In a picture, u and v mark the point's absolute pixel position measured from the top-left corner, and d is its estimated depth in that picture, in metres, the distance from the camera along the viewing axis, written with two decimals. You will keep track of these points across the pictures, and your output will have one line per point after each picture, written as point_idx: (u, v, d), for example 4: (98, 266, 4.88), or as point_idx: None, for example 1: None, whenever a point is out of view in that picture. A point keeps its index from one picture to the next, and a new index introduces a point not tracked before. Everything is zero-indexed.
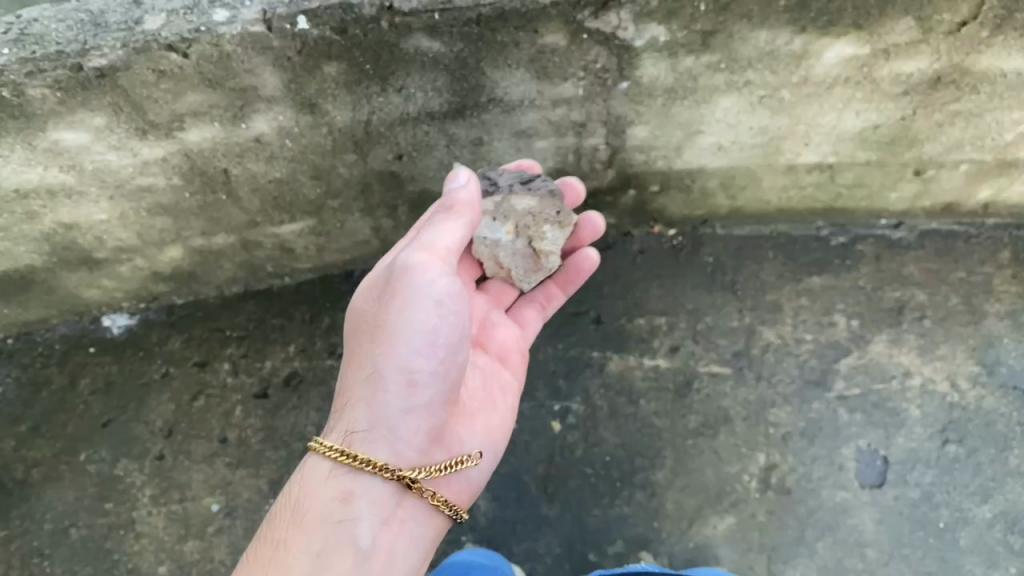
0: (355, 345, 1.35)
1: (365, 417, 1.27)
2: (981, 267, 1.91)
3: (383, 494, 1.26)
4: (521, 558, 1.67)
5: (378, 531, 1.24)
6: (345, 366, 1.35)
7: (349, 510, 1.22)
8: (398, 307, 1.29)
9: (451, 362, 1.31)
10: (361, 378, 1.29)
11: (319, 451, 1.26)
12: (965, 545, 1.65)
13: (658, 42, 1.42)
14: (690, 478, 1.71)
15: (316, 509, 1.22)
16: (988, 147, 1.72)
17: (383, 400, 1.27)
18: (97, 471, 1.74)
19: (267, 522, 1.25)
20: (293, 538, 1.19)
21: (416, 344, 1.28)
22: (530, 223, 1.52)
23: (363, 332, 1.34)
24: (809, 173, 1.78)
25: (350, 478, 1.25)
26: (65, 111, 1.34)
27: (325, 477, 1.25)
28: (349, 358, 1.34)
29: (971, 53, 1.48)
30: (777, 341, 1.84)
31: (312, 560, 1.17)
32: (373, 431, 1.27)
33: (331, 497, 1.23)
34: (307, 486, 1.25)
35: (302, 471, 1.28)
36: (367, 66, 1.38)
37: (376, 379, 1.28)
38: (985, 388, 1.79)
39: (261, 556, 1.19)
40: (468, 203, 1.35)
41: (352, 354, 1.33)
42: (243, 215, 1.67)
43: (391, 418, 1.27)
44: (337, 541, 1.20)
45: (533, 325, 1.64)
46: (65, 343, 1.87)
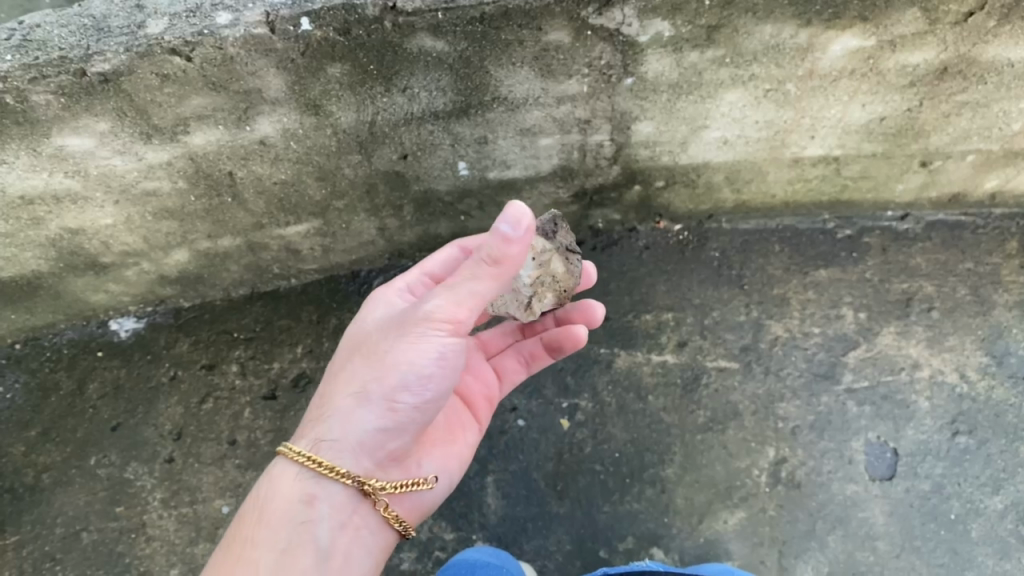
0: (357, 355, 1.29)
1: (339, 428, 1.23)
2: (989, 257, 1.91)
3: (343, 499, 1.25)
4: (531, 556, 1.66)
5: (339, 533, 1.23)
6: (340, 369, 1.30)
7: (312, 512, 1.21)
8: (403, 344, 1.23)
9: (433, 403, 1.28)
10: (348, 391, 1.25)
11: (286, 455, 1.24)
12: (976, 536, 1.65)
13: (662, 37, 1.41)
14: (700, 473, 1.71)
15: (281, 511, 1.20)
16: (995, 138, 1.71)
17: (358, 421, 1.23)
18: (107, 475, 1.74)
19: (235, 524, 1.23)
20: (257, 539, 1.18)
21: (406, 382, 1.23)
22: (547, 283, 1.44)
23: (369, 348, 1.28)
24: (815, 166, 1.78)
25: (314, 481, 1.23)
26: (69, 117, 1.33)
27: (290, 479, 1.23)
28: (347, 364, 1.29)
29: (978, 43, 1.47)
30: (785, 334, 1.84)
31: (276, 559, 1.16)
32: (342, 443, 1.23)
33: (295, 498, 1.21)
34: (273, 488, 1.23)
35: (269, 474, 1.26)
36: (371, 67, 1.37)
37: (360, 398, 1.23)
38: (995, 378, 1.78)
39: (227, 556, 1.17)
40: (513, 269, 1.16)
41: (352, 364, 1.28)
42: (248, 217, 1.67)
43: (363, 439, 1.24)
44: (300, 541, 1.19)
45: (513, 379, 1.62)
46: (73, 348, 1.88)
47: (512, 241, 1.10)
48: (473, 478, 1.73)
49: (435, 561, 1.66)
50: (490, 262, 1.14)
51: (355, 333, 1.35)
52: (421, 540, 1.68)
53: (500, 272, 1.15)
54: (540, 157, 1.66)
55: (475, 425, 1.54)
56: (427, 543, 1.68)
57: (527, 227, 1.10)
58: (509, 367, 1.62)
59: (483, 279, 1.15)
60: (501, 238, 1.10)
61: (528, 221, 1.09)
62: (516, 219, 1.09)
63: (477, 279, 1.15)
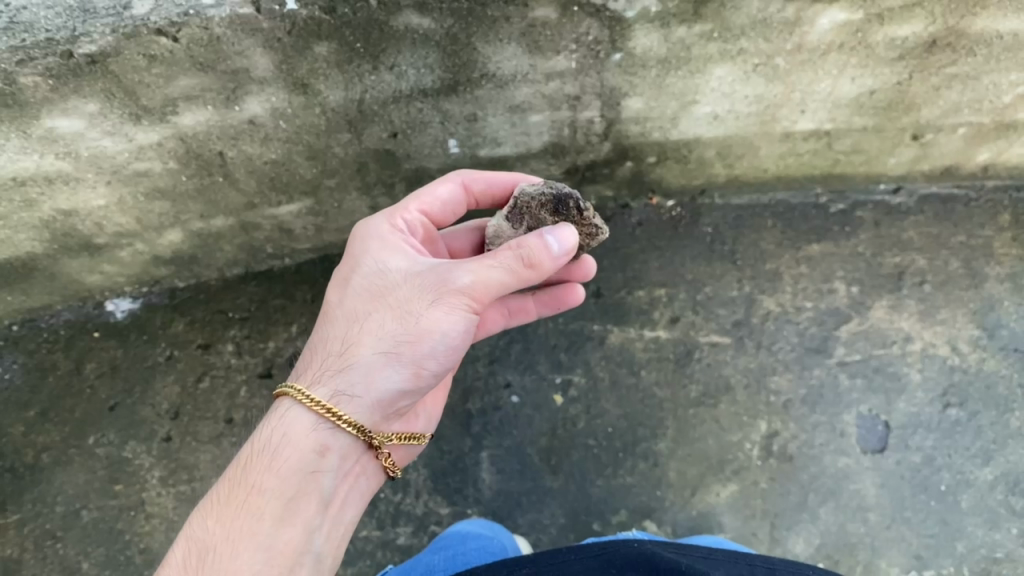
0: (376, 305, 1.22)
1: (362, 384, 1.19)
2: (981, 230, 1.91)
3: (351, 448, 1.22)
4: (526, 529, 1.69)
5: (340, 482, 1.20)
6: (353, 314, 1.23)
7: (322, 462, 1.17)
8: (437, 310, 1.21)
9: (446, 366, 1.29)
10: (373, 345, 1.20)
11: (295, 398, 1.18)
12: (966, 507, 1.67)
13: (649, 12, 1.40)
14: (692, 447, 1.73)
15: (292, 459, 1.15)
16: (986, 110, 1.71)
17: (384, 380, 1.20)
18: (106, 454, 1.76)
19: (235, 463, 1.17)
20: (264, 484, 1.13)
21: (433, 349, 1.22)
22: None
23: (392, 300, 1.22)
24: (806, 140, 1.77)
25: (328, 432, 1.18)
26: (57, 99, 1.33)
27: (302, 425, 1.17)
28: (365, 312, 1.22)
29: (966, 15, 1.46)
30: (776, 309, 1.84)
31: (282, 507, 1.12)
32: (363, 400, 1.19)
33: (307, 445, 1.17)
34: (282, 432, 1.17)
35: (276, 415, 1.19)
36: (357, 44, 1.37)
37: (389, 356, 1.20)
38: (987, 351, 1.79)
39: (229, 498, 1.12)
40: (546, 273, 1.22)
41: (372, 314, 1.21)
42: (240, 197, 1.67)
43: (384, 398, 1.21)
44: (307, 490, 1.15)
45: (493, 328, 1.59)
46: (70, 329, 1.89)
47: (555, 255, 1.19)
48: (468, 454, 1.75)
49: (431, 536, 1.69)
50: (528, 264, 1.19)
51: (364, 273, 1.26)
52: (417, 515, 1.70)
53: (535, 273, 1.21)
54: (530, 134, 1.66)
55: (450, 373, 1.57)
56: (423, 517, 1.70)
57: (569, 249, 1.21)
58: (491, 319, 1.57)
59: (520, 275, 1.20)
60: (547, 247, 1.19)
61: (574, 247, 1.20)
62: (563, 239, 1.20)
63: (513, 274, 1.19)
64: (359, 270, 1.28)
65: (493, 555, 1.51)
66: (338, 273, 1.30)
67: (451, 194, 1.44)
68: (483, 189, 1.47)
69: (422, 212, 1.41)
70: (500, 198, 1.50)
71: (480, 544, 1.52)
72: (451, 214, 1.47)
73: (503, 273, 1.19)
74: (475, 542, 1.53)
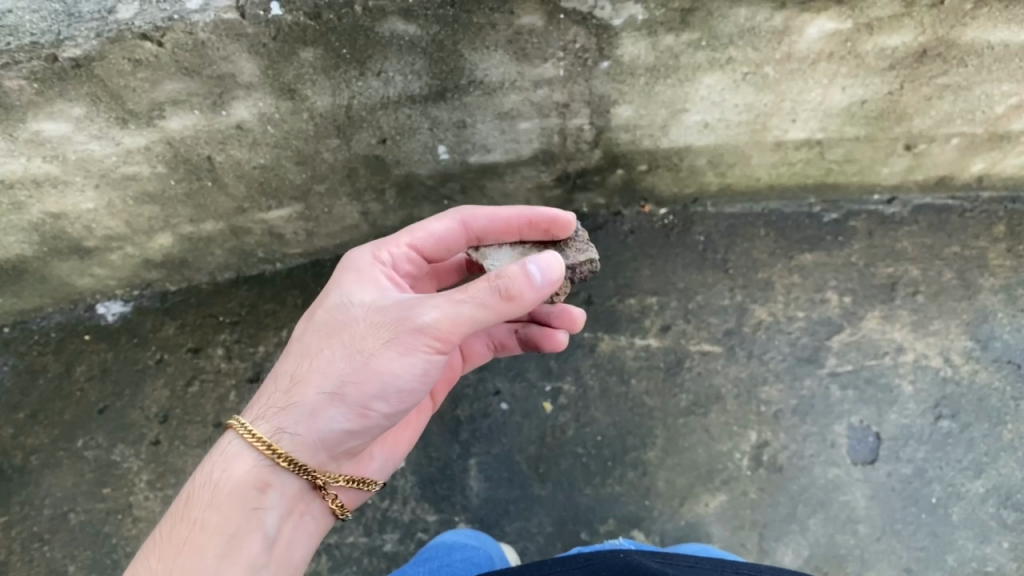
0: (333, 343, 1.20)
1: (304, 423, 1.18)
2: (976, 241, 1.90)
3: (295, 488, 1.23)
4: (513, 538, 1.68)
5: (282, 521, 1.21)
6: (311, 352, 1.22)
7: (264, 499, 1.18)
8: (390, 351, 1.17)
9: (403, 409, 1.25)
10: (321, 384, 1.18)
11: (238, 431, 1.19)
12: (957, 520, 1.65)
13: (636, 20, 1.40)
14: (681, 456, 1.72)
15: (233, 495, 1.15)
16: (978, 121, 1.70)
17: (327, 420, 1.18)
18: (94, 457, 1.76)
19: (178, 500, 1.17)
20: (205, 521, 1.13)
21: (383, 391, 1.19)
22: None
23: (349, 339, 1.20)
24: (798, 149, 1.77)
25: (269, 469, 1.19)
26: (43, 102, 1.33)
27: (243, 461, 1.18)
28: (320, 348, 1.21)
29: (956, 25, 1.46)
30: (768, 318, 1.84)
31: (225, 544, 1.12)
32: (304, 439, 1.18)
33: (249, 483, 1.17)
34: (224, 468, 1.18)
35: (219, 451, 1.20)
36: (343, 50, 1.37)
37: (334, 396, 1.18)
38: (979, 363, 1.78)
39: (171, 537, 1.12)
40: (526, 307, 1.13)
41: (325, 351, 1.20)
42: (230, 202, 1.68)
43: (327, 438, 1.20)
44: (249, 528, 1.15)
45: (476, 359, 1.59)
46: (61, 331, 1.89)
47: (533, 284, 1.11)
48: (456, 461, 1.74)
49: (418, 543, 1.68)
50: (502, 297, 1.11)
51: (331, 307, 1.26)
52: (403, 522, 1.69)
53: (514, 308, 1.12)
54: (520, 141, 1.66)
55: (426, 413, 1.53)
56: (410, 524, 1.69)
57: (553, 279, 1.12)
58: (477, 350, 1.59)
59: (485, 313, 1.12)
60: (527, 277, 1.10)
61: (559, 279, 1.12)
62: (545, 269, 1.11)
63: (477, 312, 1.12)
64: (328, 303, 1.28)
65: (478, 566, 1.50)
66: (312, 304, 1.31)
67: (446, 229, 1.39)
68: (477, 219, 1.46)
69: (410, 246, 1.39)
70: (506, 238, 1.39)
71: (465, 555, 1.51)
72: (445, 250, 1.42)
73: (464, 311, 1.12)
74: (460, 554, 1.52)
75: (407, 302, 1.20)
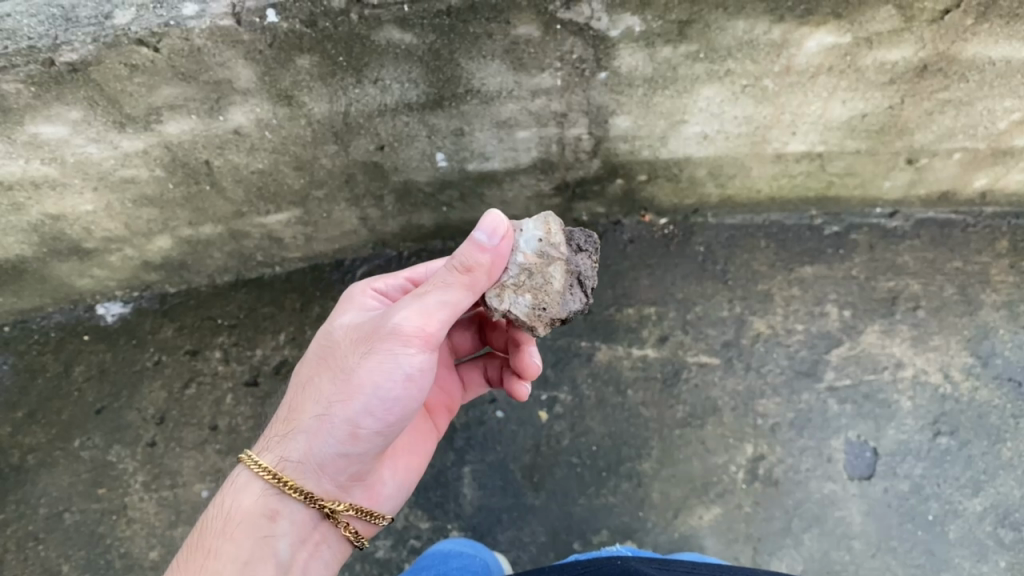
0: (320, 369, 1.23)
1: (301, 451, 1.20)
2: (979, 256, 1.89)
3: (305, 516, 1.23)
4: (506, 547, 1.67)
5: (298, 549, 1.22)
6: (302, 381, 1.24)
7: (274, 527, 1.20)
8: (369, 361, 1.18)
9: (396, 424, 1.25)
10: (312, 409, 1.20)
11: (246, 464, 1.22)
12: (954, 538, 1.63)
13: (633, 32, 1.40)
14: (676, 468, 1.71)
15: (243, 523, 1.18)
16: (981, 136, 1.69)
17: (321, 443, 1.20)
18: (91, 457, 1.76)
19: (197, 530, 1.21)
20: (219, 549, 1.16)
21: (370, 405, 1.19)
22: (536, 278, 1.23)
23: (334, 362, 1.22)
24: (799, 162, 1.76)
25: (276, 497, 1.21)
26: (40, 105, 1.34)
27: (251, 490, 1.21)
28: (310, 378, 1.23)
29: (957, 41, 1.45)
30: (766, 331, 1.82)
31: (238, 570, 1.15)
32: (305, 466, 1.20)
33: (258, 511, 1.20)
34: (235, 498, 1.21)
35: (231, 481, 1.24)
36: (340, 58, 1.37)
37: (324, 419, 1.19)
38: (980, 379, 1.76)
39: (188, 566, 1.16)
40: (492, 274, 1.18)
41: (314, 379, 1.22)
42: (229, 206, 1.68)
43: (325, 462, 1.21)
44: (262, 555, 1.18)
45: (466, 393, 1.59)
46: (61, 331, 1.90)
47: (485, 249, 1.14)
48: (451, 468, 1.74)
49: (410, 550, 1.67)
50: (463, 267, 1.15)
51: (318, 340, 1.28)
52: (396, 529, 1.69)
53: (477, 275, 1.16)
54: (518, 150, 1.66)
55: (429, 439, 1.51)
56: (403, 531, 1.69)
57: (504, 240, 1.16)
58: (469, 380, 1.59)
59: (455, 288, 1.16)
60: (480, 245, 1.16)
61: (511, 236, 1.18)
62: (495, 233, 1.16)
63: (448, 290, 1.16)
64: (317, 338, 1.31)
65: None
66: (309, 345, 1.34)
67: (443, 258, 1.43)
68: None
69: (409, 279, 1.39)
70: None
71: (462, 564, 1.52)
72: None
73: (438, 299, 1.17)
74: (457, 562, 1.52)
75: (382, 314, 1.22)
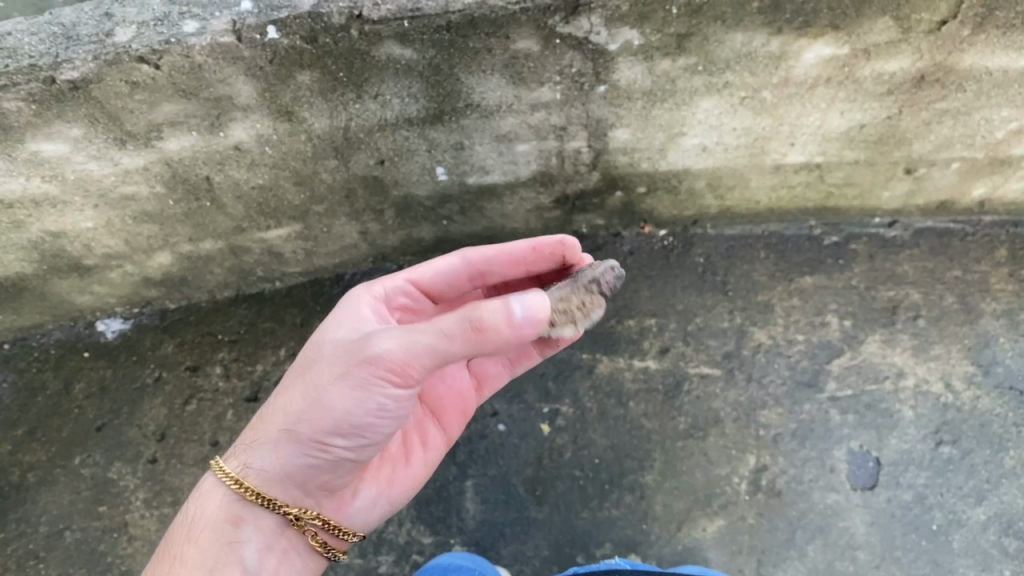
0: (299, 378, 1.23)
1: (269, 459, 1.22)
2: (978, 265, 1.89)
3: (271, 523, 1.26)
4: (509, 561, 1.66)
5: (266, 556, 1.24)
6: (283, 387, 1.24)
7: (238, 533, 1.23)
8: (344, 385, 1.16)
9: (369, 444, 1.23)
10: (284, 420, 1.21)
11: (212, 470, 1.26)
12: (958, 548, 1.63)
13: (633, 45, 1.41)
14: (679, 480, 1.70)
15: (207, 530, 1.22)
16: (979, 145, 1.69)
17: (287, 455, 1.21)
18: (91, 474, 1.75)
19: (166, 539, 1.26)
20: (184, 557, 1.20)
21: (340, 426, 1.18)
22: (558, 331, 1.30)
23: (313, 374, 1.21)
24: (798, 173, 1.76)
25: (239, 503, 1.24)
26: (41, 123, 1.35)
27: (215, 497, 1.25)
28: (289, 385, 1.24)
29: (953, 51, 1.46)
30: (767, 341, 1.82)
31: None
32: (271, 474, 1.22)
33: (222, 519, 1.23)
34: (200, 506, 1.25)
35: (197, 491, 1.28)
36: (340, 73, 1.38)
37: (294, 432, 1.20)
38: (981, 388, 1.76)
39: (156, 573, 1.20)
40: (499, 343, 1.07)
41: (292, 387, 1.22)
42: (229, 221, 1.68)
43: (292, 473, 1.22)
44: (227, 562, 1.21)
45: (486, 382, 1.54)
46: (60, 348, 1.90)
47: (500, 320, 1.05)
48: (452, 482, 1.73)
49: (412, 565, 1.66)
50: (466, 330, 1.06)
51: (307, 344, 1.27)
52: (399, 544, 1.68)
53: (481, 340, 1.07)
54: (518, 163, 1.66)
55: (433, 443, 1.49)
56: (405, 546, 1.68)
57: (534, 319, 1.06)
58: (490, 371, 1.53)
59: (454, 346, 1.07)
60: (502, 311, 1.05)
61: (540, 316, 1.06)
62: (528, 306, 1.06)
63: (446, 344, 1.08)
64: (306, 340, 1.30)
65: None
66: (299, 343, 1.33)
67: (447, 264, 1.41)
68: (486, 259, 1.40)
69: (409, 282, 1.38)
70: (512, 270, 1.43)
71: None
72: (446, 284, 1.42)
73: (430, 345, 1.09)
74: None
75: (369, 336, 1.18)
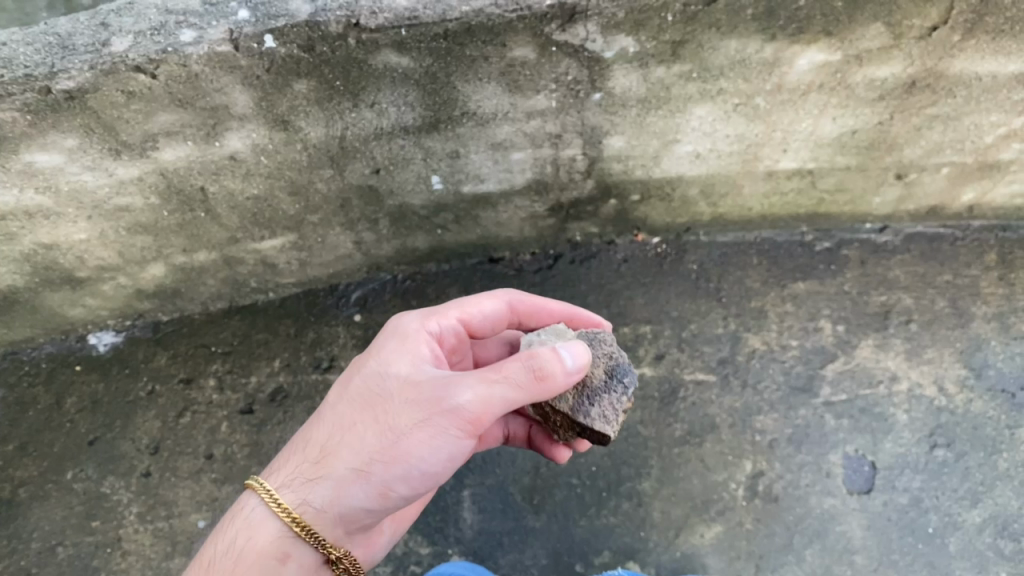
0: (363, 416, 1.23)
1: (329, 498, 1.21)
2: (968, 269, 1.91)
3: (312, 561, 1.26)
4: (507, 571, 1.65)
5: None
6: (342, 422, 1.24)
7: (282, 570, 1.22)
8: (423, 430, 1.20)
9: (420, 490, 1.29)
10: (348, 459, 1.21)
11: (264, 498, 1.24)
12: (954, 550, 1.63)
13: (628, 52, 1.42)
14: (677, 486, 1.70)
15: (256, 562, 1.21)
16: (968, 150, 1.71)
17: (350, 496, 1.22)
18: (83, 489, 1.73)
19: (197, 564, 1.23)
20: None
21: (407, 472, 1.22)
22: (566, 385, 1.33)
23: (382, 414, 1.22)
24: (789, 179, 1.78)
25: (292, 539, 1.24)
26: (36, 133, 1.34)
27: (267, 529, 1.24)
28: (351, 421, 1.23)
29: (943, 57, 1.48)
30: (761, 347, 1.83)
31: None
32: (327, 513, 1.22)
33: (269, 554, 1.22)
34: (248, 536, 1.24)
35: (241, 517, 1.26)
36: (337, 82, 1.38)
37: (360, 474, 1.21)
38: (973, 391, 1.78)
39: None
40: (556, 389, 1.20)
41: (358, 425, 1.22)
42: (223, 232, 1.68)
43: (348, 513, 1.23)
44: None
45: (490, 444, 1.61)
46: (52, 362, 1.88)
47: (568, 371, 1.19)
48: (449, 492, 1.72)
49: None
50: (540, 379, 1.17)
51: (363, 377, 1.27)
52: (396, 555, 1.66)
53: (546, 389, 1.19)
54: (513, 172, 1.67)
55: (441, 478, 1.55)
56: (402, 557, 1.66)
57: (581, 366, 1.20)
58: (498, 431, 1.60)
59: (529, 391, 1.18)
60: (563, 364, 1.18)
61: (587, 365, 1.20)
62: (576, 355, 1.20)
63: (520, 390, 1.17)
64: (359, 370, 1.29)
65: None
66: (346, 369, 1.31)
67: (495, 309, 1.45)
68: (528, 312, 1.49)
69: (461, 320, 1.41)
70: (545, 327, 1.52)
71: None
72: (490, 327, 1.48)
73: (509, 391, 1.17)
74: None
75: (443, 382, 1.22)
